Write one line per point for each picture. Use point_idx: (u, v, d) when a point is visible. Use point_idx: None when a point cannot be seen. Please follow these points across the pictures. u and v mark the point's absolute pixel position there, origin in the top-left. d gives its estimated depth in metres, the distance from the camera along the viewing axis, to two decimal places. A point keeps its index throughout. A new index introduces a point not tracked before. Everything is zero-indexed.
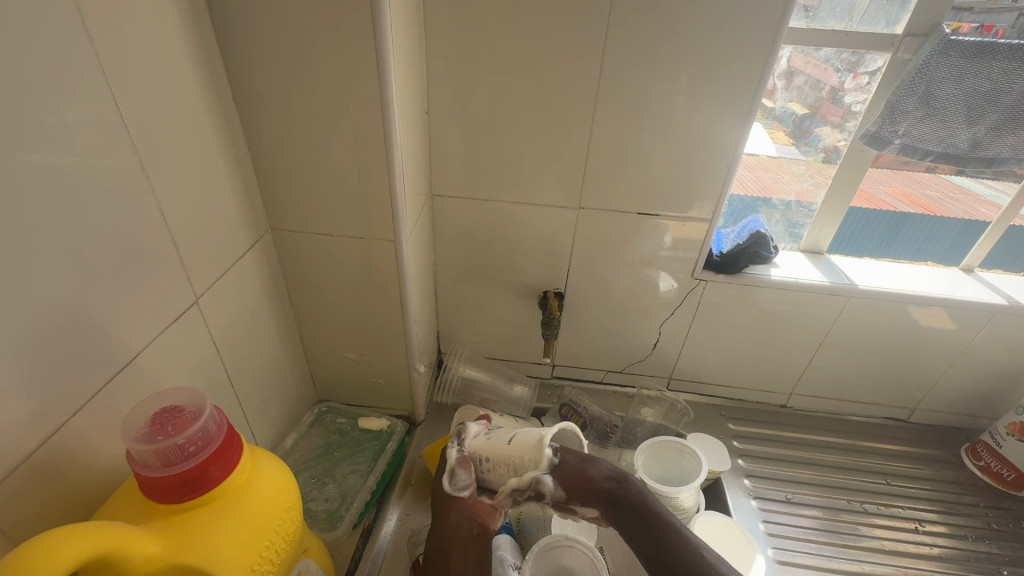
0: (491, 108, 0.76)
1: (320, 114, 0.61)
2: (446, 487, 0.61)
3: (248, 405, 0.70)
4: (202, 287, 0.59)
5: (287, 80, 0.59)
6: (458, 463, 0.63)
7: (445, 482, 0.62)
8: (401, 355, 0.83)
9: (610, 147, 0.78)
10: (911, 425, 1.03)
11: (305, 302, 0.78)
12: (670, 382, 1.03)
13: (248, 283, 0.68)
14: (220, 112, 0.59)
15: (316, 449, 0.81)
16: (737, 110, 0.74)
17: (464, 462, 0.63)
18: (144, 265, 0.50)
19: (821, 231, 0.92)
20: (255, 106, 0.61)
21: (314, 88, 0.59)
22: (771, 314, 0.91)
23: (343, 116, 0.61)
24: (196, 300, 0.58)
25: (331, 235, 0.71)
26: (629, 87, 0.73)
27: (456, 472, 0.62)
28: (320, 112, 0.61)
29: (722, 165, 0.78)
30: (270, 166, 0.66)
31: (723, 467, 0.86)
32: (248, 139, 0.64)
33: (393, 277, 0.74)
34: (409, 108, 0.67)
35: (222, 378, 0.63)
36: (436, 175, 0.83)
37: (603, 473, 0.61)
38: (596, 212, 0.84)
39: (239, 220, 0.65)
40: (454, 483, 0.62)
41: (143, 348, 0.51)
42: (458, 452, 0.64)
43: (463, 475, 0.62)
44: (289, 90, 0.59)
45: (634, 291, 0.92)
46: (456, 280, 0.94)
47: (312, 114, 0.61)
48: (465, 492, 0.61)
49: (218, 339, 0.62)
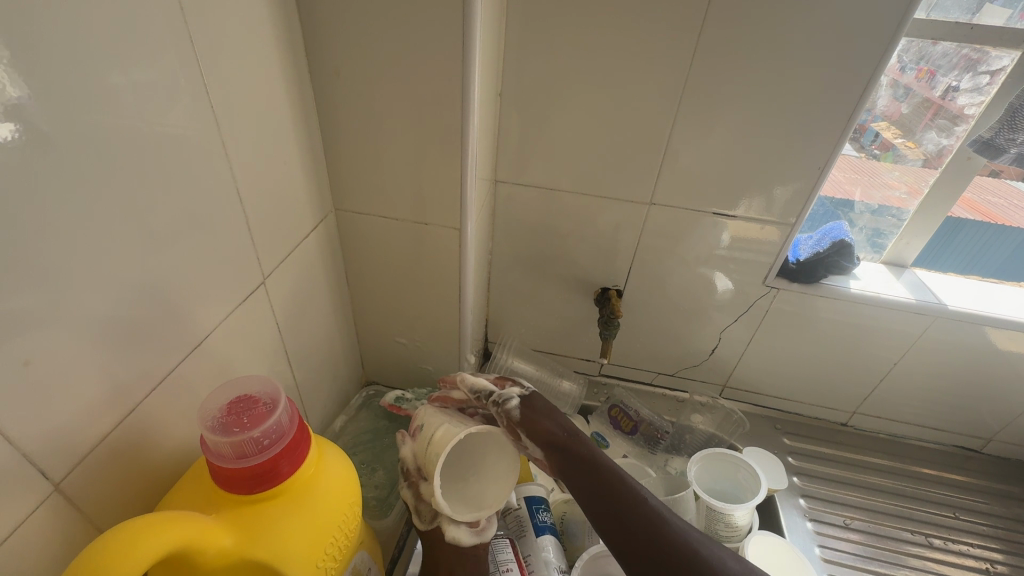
0: (569, 95, 0.72)
1: (399, 94, 0.58)
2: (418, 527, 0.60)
3: (304, 387, 0.69)
4: (270, 266, 0.57)
5: (364, 54, 0.56)
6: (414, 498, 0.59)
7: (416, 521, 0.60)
8: (454, 344, 0.81)
9: (691, 139, 0.73)
10: (983, 456, 0.95)
11: (361, 284, 0.77)
12: (724, 391, 0.99)
13: (310, 265, 0.66)
14: (296, 86, 0.57)
15: (364, 432, 0.78)
16: (841, 105, 0.67)
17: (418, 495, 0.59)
18: (220, 245, 0.49)
19: (907, 244, 0.85)
20: (329, 81, 0.58)
21: (394, 67, 0.56)
22: (845, 328, 0.85)
23: (423, 98, 0.57)
24: (264, 279, 0.56)
25: (394, 219, 0.68)
26: (721, 79, 0.67)
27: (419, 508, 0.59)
28: (399, 92, 0.57)
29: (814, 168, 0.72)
30: (342, 144, 0.63)
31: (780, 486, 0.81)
32: (320, 116, 0.61)
33: (454, 264, 0.71)
34: (486, 92, 0.63)
35: (281, 359, 0.63)
36: (502, 160, 0.79)
37: (552, 408, 0.60)
38: (668, 209, 0.79)
39: (306, 199, 0.62)
40: (422, 517, 0.59)
41: (215, 330, 0.50)
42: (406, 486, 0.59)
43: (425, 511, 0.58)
44: (366, 64, 0.56)
45: (698, 293, 0.87)
46: (511, 269, 0.91)
47: (391, 94, 0.58)
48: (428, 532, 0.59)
49: (280, 320, 0.61)
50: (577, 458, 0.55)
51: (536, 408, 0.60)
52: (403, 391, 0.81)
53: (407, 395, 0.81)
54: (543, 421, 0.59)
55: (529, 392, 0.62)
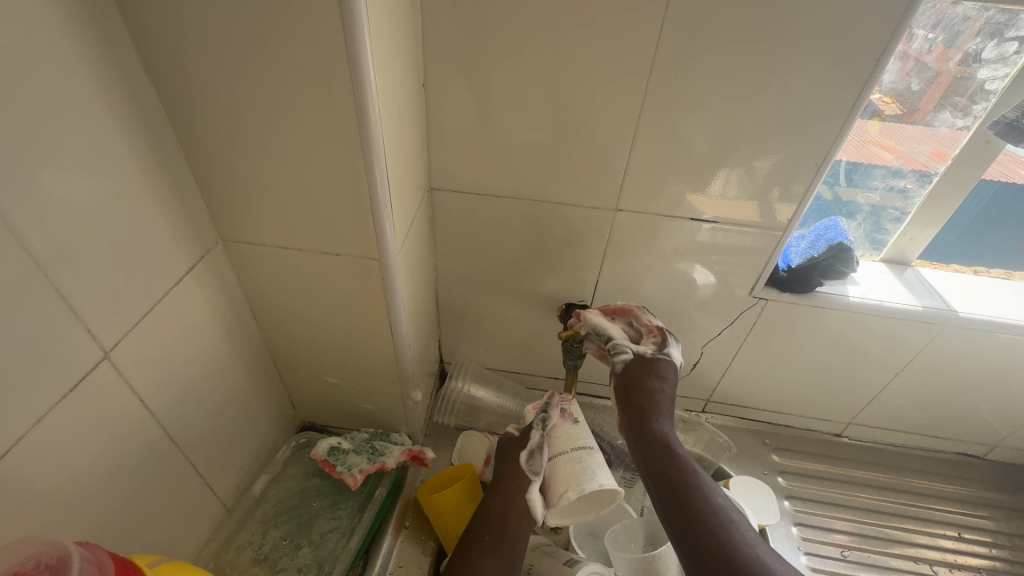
0: (510, 86, 0.59)
1: (276, 100, 0.44)
2: (522, 463, 0.62)
3: (203, 455, 0.58)
4: (119, 332, 0.44)
5: (219, 48, 0.42)
6: (537, 447, 0.64)
7: (525, 461, 0.63)
8: (394, 382, 0.70)
9: (659, 134, 0.61)
10: (985, 463, 0.88)
11: (275, 322, 0.64)
12: (707, 405, 0.89)
13: (193, 314, 0.53)
14: (134, 95, 0.43)
15: (290, 496, 0.67)
16: (833, 89, 0.55)
17: (541, 448, 0.64)
18: (20, 323, 0.36)
19: (911, 239, 0.74)
20: (182, 85, 0.45)
21: (263, 66, 0.42)
22: (841, 339, 0.75)
23: (307, 104, 0.44)
24: (107, 353, 0.43)
25: (299, 250, 0.55)
26: (691, 61, 0.55)
27: (532, 457, 0.63)
28: (274, 97, 0.44)
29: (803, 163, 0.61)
30: (215, 165, 0.49)
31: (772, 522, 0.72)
32: (179, 131, 0.47)
33: (381, 299, 0.59)
34: (397, 87, 0.50)
35: (160, 435, 0.51)
36: (437, 164, 0.66)
37: (661, 399, 0.59)
38: (637, 215, 0.68)
39: (175, 236, 0.49)
40: (530, 464, 0.63)
41: (28, 433, 0.38)
42: (539, 436, 0.65)
43: (538, 460, 0.63)
44: (224, 61, 0.43)
45: (675, 306, 0.77)
46: (462, 286, 0.79)
47: (266, 101, 0.44)
48: (536, 478, 0.62)
49: (149, 392, 0.49)
50: (664, 459, 0.54)
51: (647, 376, 0.60)
52: (339, 439, 0.69)
53: (344, 445, 0.69)
54: (636, 401, 0.59)
55: (659, 355, 0.62)
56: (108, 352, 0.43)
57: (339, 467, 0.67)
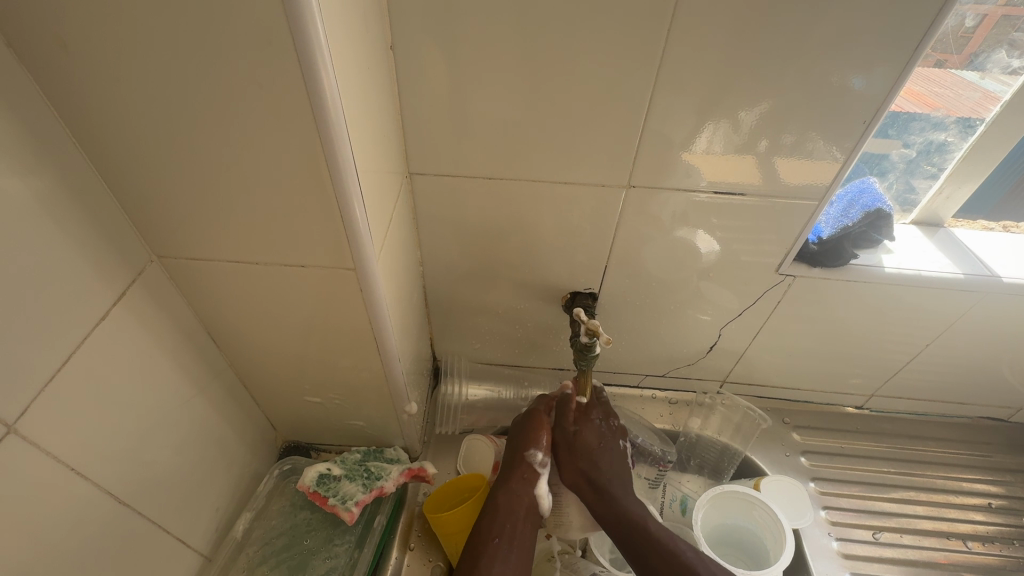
0: (490, 50, 0.49)
1: (196, 88, 0.35)
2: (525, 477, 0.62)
3: (164, 506, 0.50)
4: (24, 400, 0.36)
5: (106, 19, 0.32)
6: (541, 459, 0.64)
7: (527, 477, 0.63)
8: (384, 398, 0.62)
9: (669, 96, 0.51)
10: (1011, 426, 0.85)
11: (237, 344, 0.55)
12: (724, 386, 0.84)
13: (130, 351, 0.45)
14: (8, 97, 0.33)
15: (277, 536, 0.61)
16: (880, 33, 0.46)
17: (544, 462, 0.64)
18: None
19: (946, 198, 0.67)
20: (66, 71, 0.34)
21: (170, 43, 0.33)
22: (872, 314, 0.69)
23: (236, 89, 0.35)
24: (9, 428, 0.35)
25: (256, 263, 0.46)
26: (707, 5, 0.45)
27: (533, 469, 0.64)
28: (192, 84, 0.35)
29: (831, 120, 0.52)
30: (134, 174, 0.40)
31: (803, 523, 0.68)
32: (80, 135, 0.38)
33: (362, 313, 0.51)
34: (354, 54, 0.40)
35: (102, 499, 0.43)
36: (412, 145, 0.56)
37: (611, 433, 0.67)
38: (648, 192, 0.59)
39: (89, 264, 0.40)
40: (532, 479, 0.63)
41: None
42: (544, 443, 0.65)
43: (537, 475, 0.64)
44: (114, 37, 0.33)
45: (691, 288, 0.69)
46: (451, 280, 0.71)
47: (183, 90, 0.35)
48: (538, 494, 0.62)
49: (79, 456, 0.41)
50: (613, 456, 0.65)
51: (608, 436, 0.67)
52: (328, 465, 0.64)
53: (335, 471, 0.64)
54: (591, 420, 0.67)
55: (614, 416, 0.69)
56: (10, 427, 0.35)
57: (331, 498, 0.61)
